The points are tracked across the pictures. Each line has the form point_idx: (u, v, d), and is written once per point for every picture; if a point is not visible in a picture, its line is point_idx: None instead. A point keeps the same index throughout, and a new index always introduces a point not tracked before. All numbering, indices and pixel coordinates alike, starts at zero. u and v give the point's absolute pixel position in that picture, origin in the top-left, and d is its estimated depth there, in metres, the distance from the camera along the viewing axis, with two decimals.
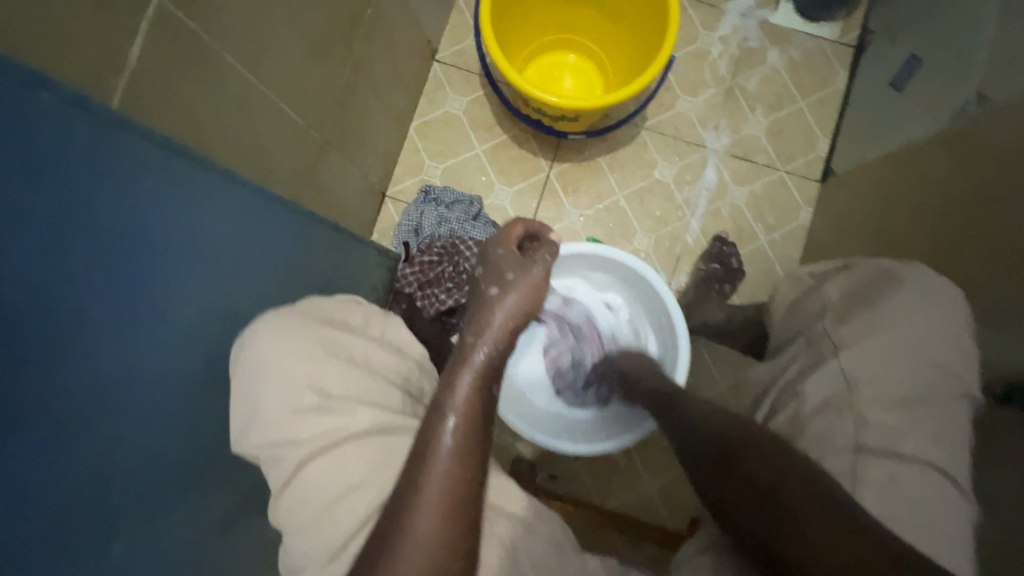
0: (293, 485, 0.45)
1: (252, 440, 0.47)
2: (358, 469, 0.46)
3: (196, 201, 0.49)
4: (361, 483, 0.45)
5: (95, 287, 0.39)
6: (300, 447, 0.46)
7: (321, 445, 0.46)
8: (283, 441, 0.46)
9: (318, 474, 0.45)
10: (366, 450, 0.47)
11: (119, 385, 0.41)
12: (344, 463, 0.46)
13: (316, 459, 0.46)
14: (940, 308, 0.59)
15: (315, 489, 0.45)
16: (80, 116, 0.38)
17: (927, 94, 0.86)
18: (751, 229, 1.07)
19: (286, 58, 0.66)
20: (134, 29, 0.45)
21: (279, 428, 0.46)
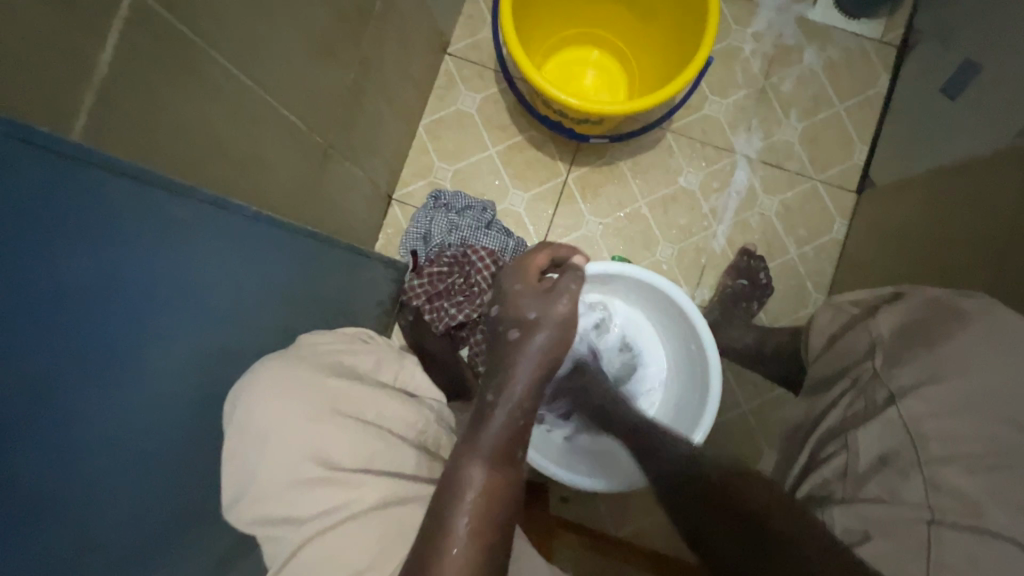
0: (291, 567, 0.43)
1: (247, 513, 0.44)
2: (365, 553, 0.43)
3: (192, 240, 0.44)
4: (368, 569, 0.42)
5: (77, 352, 0.35)
6: (302, 524, 0.44)
7: (323, 521, 0.44)
8: (278, 519, 0.44)
9: (322, 558, 0.42)
10: (372, 528, 0.44)
11: (104, 450, 0.38)
12: (350, 545, 0.43)
13: (319, 539, 0.43)
14: (1007, 363, 0.53)
15: (317, 574, 0.42)
16: (66, 164, 0.33)
17: (981, 103, 0.79)
18: (781, 243, 1.01)
19: (288, 58, 0.57)
20: (107, 30, 0.37)
21: (274, 504, 0.44)
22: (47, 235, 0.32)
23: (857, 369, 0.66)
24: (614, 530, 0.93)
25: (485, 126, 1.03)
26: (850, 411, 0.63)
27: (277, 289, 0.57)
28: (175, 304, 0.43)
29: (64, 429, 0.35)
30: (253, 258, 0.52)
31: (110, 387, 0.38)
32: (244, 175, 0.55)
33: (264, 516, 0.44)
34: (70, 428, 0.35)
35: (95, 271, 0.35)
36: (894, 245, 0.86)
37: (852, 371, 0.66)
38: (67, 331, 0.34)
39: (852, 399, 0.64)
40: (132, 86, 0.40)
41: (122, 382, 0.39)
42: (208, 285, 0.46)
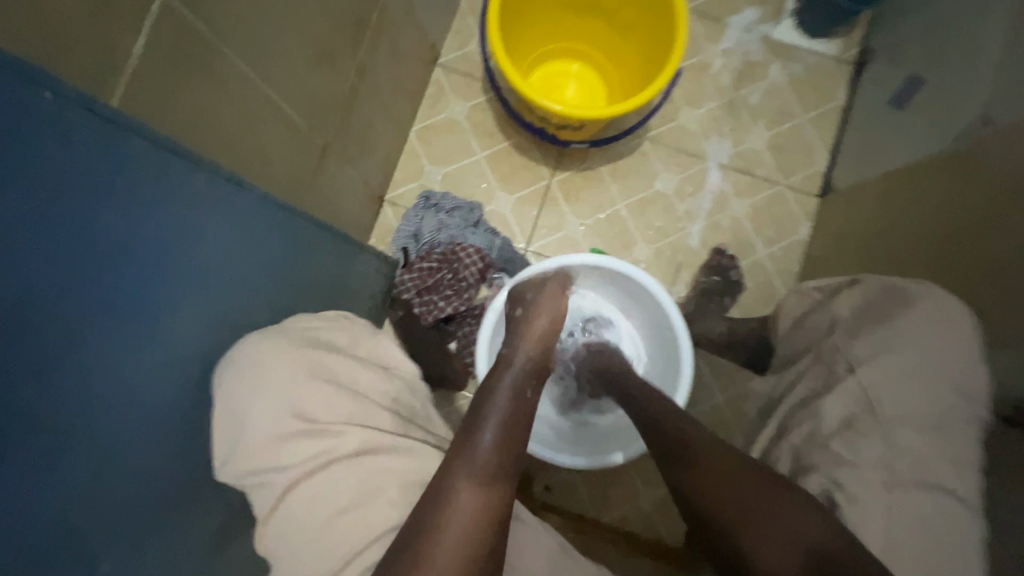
0: (279, 510, 0.49)
1: (234, 468, 0.49)
2: (341, 497, 0.50)
3: (199, 214, 0.49)
4: (347, 509, 0.49)
5: (98, 300, 0.40)
6: (284, 472, 0.50)
7: (307, 467, 0.50)
8: (265, 470, 0.49)
9: (304, 499, 0.49)
10: (346, 476, 0.50)
11: (114, 401, 0.42)
12: (330, 490, 0.50)
13: (302, 484, 0.49)
14: (946, 337, 0.58)
15: (302, 515, 0.49)
16: (104, 126, 0.39)
17: (923, 114, 0.86)
18: (751, 243, 1.07)
19: (291, 62, 0.62)
20: (137, 28, 0.41)
21: (260, 459, 0.49)
22: (86, 191, 0.38)
23: (819, 346, 0.68)
24: (597, 515, 0.97)
25: (473, 133, 1.09)
26: (816, 383, 0.65)
27: (276, 269, 0.61)
28: (184, 267, 0.48)
29: (85, 369, 0.40)
30: (255, 237, 0.57)
31: (122, 335, 0.42)
32: (251, 166, 0.60)
33: (253, 469, 0.49)
34: (92, 367, 0.40)
35: (121, 226, 0.41)
36: (851, 244, 0.93)
37: (816, 348, 0.68)
38: (92, 278, 0.39)
39: (818, 376, 0.65)
40: (156, 79, 0.44)
41: (133, 332, 0.43)
42: (213, 255, 0.51)
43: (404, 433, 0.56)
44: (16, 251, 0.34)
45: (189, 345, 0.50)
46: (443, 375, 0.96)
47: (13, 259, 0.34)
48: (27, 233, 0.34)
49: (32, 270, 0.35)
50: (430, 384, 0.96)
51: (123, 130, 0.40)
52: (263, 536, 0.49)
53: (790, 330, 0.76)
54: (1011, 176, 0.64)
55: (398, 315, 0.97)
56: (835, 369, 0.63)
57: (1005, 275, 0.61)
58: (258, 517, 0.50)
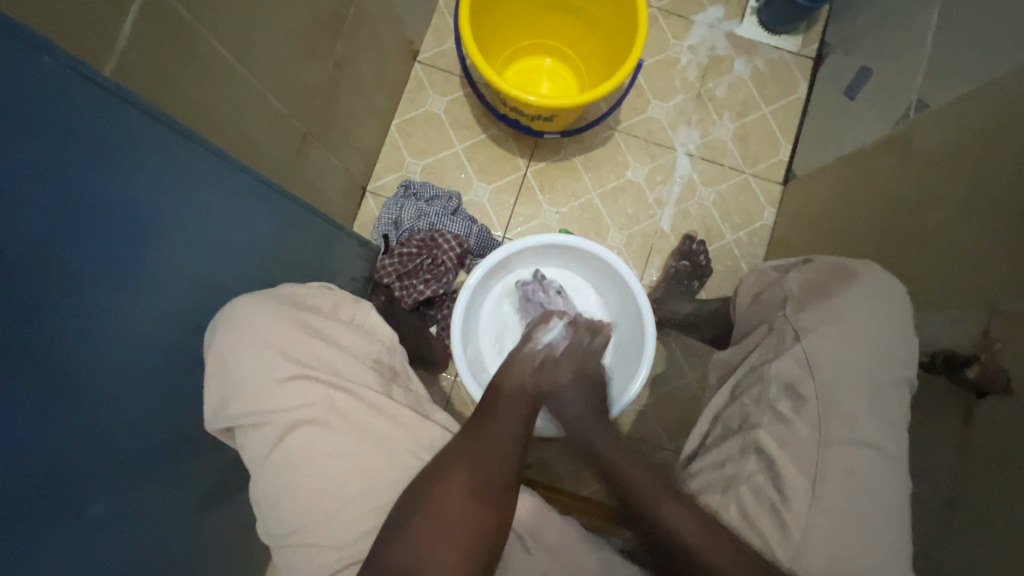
0: (278, 447, 0.52)
1: (231, 410, 0.53)
2: (340, 440, 0.53)
3: (189, 182, 0.52)
4: (343, 449, 0.53)
5: (94, 250, 0.43)
6: (280, 414, 0.53)
7: (299, 412, 0.53)
8: (261, 413, 0.53)
9: (301, 439, 0.53)
10: (339, 419, 0.54)
11: (105, 351, 0.46)
12: (329, 434, 0.53)
13: (299, 425, 0.53)
14: (883, 300, 0.62)
15: (298, 453, 0.52)
16: (107, 99, 0.42)
17: (872, 102, 0.92)
18: (718, 228, 1.12)
19: (272, 50, 0.66)
20: (125, 11, 0.45)
21: (255, 401, 0.53)
22: (89, 151, 0.41)
23: (772, 319, 0.70)
24: (575, 490, 1.01)
25: (452, 126, 1.13)
26: (765, 352, 0.67)
27: (262, 240, 0.66)
28: (175, 228, 0.51)
29: (83, 317, 0.44)
30: (243, 208, 0.61)
31: (115, 288, 0.46)
32: (235, 145, 0.64)
33: (248, 412, 0.53)
34: (87, 315, 0.44)
35: (116, 186, 0.44)
36: (809, 225, 0.98)
37: (769, 322, 0.71)
38: (91, 230, 0.43)
39: (767, 348, 0.67)
40: (144, 59, 0.48)
41: (126, 288, 0.47)
42: (203, 219, 0.55)
43: (388, 388, 0.60)
44: (30, 202, 0.37)
45: (177, 308, 0.54)
46: (422, 355, 0.98)
47: (23, 209, 0.37)
48: (30, 182, 0.37)
49: (33, 217, 0.38)
50: (410, 364, 0.99)
51: (128, 104, 0.44)
52: (258, 480, 0.53)
53: (749, 306, 0.78)
54: (943, 153, 0.69)
55: (378, 299, 1.00)
56: (784, 339, 0.65)
57: (937, 244, 0.66)
58: (250, 459, 0.53)
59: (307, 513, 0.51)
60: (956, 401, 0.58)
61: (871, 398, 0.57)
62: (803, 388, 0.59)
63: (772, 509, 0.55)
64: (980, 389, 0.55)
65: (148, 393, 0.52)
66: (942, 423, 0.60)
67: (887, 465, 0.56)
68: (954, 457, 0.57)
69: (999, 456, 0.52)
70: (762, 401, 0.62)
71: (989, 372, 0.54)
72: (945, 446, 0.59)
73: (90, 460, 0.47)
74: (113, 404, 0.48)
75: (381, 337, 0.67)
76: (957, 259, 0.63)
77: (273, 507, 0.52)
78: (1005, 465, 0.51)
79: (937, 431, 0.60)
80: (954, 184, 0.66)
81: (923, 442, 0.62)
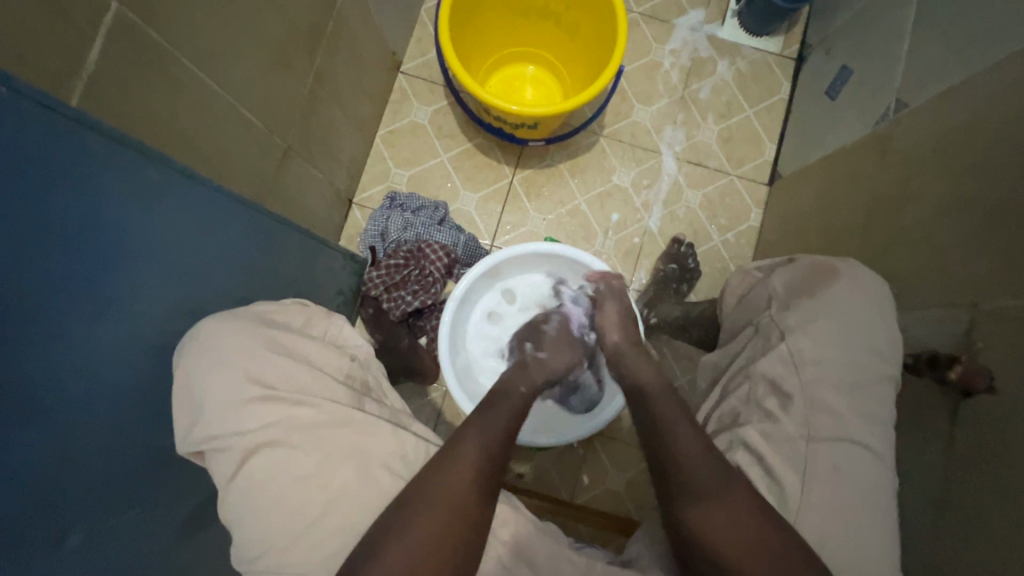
0: (242, 470, 0.52)
1: (196, 435, 0.52)
2: (309, 461, 0.53)
3: (157, 201, 0.51)
4: (312, 471, 0.52)
5: (61, 272, 0.42)
6: (244, 437, 0.53)
7: (265, 434, 0.53)
8: (224, 436, 0.52)
9: (267, 461, 0.52)
10: (307, 440, 0.54)
11: (80, 377, 0.45)
12: (297, 456, 0.53)
13: (264, 448, 0.52)
14: (867, 300, 0.62)
15: (264, 476, 0.52)
16: (65, 123, 0.41)
17: (853, 101, 0.92)
18: (706, 231, 1.12)
19: (245, 67, 0.65)
20: (91, 34, 0.45)
21: (218, 423, 0.52)
22: (53, 174, 0.40)
23: (758, 320, 0.70)
24: (570, 497, 1.00)
25: (437, 135, 1.13)
26: (752, 353, 0.66)
27: (238, 256, 0.65)
28: (145, 248, 0.50)
29: (56, 343, 0.43)
30: (216, 225, 0.60)
31: (84, 312, 0.45)
32: (206, 162, 0.63)
33: (212, 436, 0.52)
34: (55, 340, 0.43)
35: (79, 206, 0.43)
36: (795, 226, 0.98)
37: (756, 322, 0.70)
38: (58, 254, 0.42)
39: (755, 348, 0.66)
40: (110, 81, 0.48)
41: (96, 311, 0.46)
42: (174, 238, 0.54)
43: (360, 404, 0.60)
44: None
45: (152, 328, 0.53)
46: (409, 367, 0.99)
47: None
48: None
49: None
50: (397, 377, 0.99)
51: (92, 126, 0.44)
52: (226, 501, 0.52)
53: (734, 309, 0.78)
54: (924, 152, 0.69)
55: (367, 312, 1.01)
56: (770, 339, 0.64)
57: (920, 243, 0.67)
58: (217, 482, 0.53)
59: (277, 535, 0.50)
60: (941, 399, 0.58)
61: (853, 395, 0.58)
62: (786, 387, 0.59)
63: None
64: (964, 388, 0.54)
65: (128, 415, 0.51)
66: (928, 422, 0.60)
67: (874, 465, 0.55)
68: (942, 455, 0.57)
69: (985, 454, 0.52)
70: (750, 399, 0.62)
71: (972, 369, 0.54)
72: (930, 445, 0.59)
73: (71, 488, 0.46)
74: (93, 428, 0.47)
75: (349, 352, 0.67)
76: (938, 257, 0.63)
77: (245, 529, 0.51)
78: (991, 463, 0.51)
79: (923, 431, 0.60)
80: (934, 183, 0.66)
81: (910, 441, 0.62)
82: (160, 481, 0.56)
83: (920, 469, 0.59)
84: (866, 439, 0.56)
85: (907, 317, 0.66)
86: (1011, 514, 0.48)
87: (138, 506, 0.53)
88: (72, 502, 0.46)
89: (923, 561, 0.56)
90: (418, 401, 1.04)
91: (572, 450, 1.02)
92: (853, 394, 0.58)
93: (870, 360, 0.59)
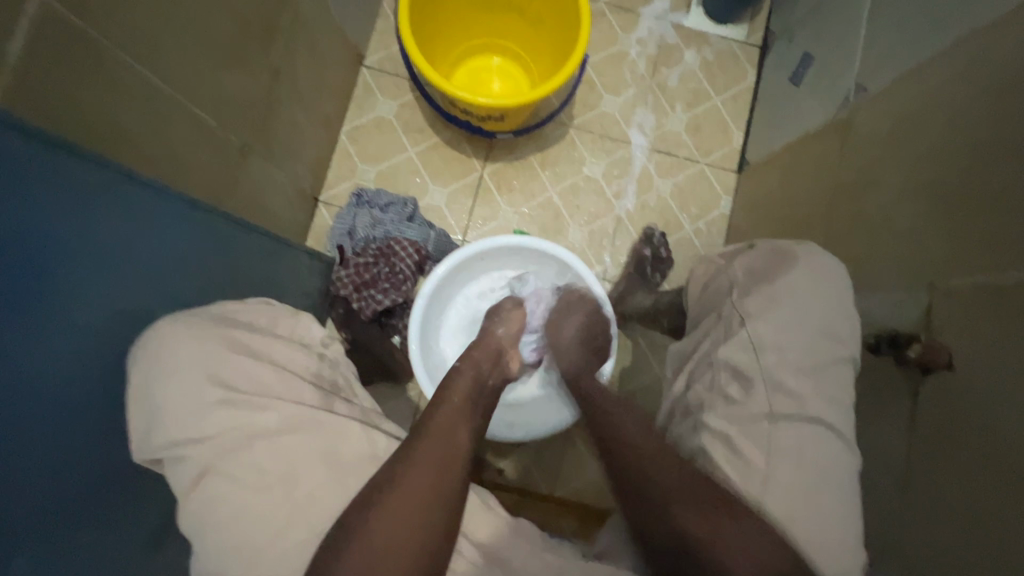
0: (200, 480, 0.50)
1: (154, 443, 0.51)
2: (273, 467, 0.51)
3: (97, 204, 0.48)
4: (274, 481, 0.51)
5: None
6: (202, 444, 0.51)
7: (228, 438, 0.51)
8: (184, 443, 0.51)
9: (228, 468, 0.50)
10: (273, 445, 0.52)
11: (18, 393, 0.43)
12: (259, 462, 0.51)
13: (222, 456, 0.51)
14: (828, 285, 0.63)
15: (224, 485, 0.50)
16: None
17: (816, 87, 0.93)
18: (677, 220, 1.12)
19: (193, 62, 0.62)
20: (14, 28, 0.42)
21: (177, 428, 0.50)
22: None
23: (721, 306, 0.70)
24: (550, 491, 1.00)
25: (404, 130, 1.11)
26: (716, 340, 0.66)
27: (193, 257, 0.63)
28: (87, 254, 0.48)
29: None
30: (164, 228, 0.58)
31: (16, 327, 0.42)
32: (153, 162, 0.60)
33: (170, 443, 0.51)
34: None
35: (7, 211, 0.40)
36: (762, 212, 0.99)
37: (718, 309, 0.71)
38: None
39: (718, 336, 0.66)
40: (40, 78, 0.45)
41: (30, 325, 0.43)
42: (117, 244, 0.51)
43: (328, 404, 0.58)
44: None
45: (98, 337, 0.51)
46: (383, 365, 0.98)
47: None
48: None
49: None
50: (368, 377, 0.97)
51: (17, 123, 0.41)
52: (186, 514, 0.50)
53: (699, 294, 0.79)
54: (884, 134, 0.70)
55: (337, 313, 0.99)
56: (731, 327, 0.64)
57: (880, 226, 0.68)
58: (176, 492, 0.51)
59: (240, 546, 0.49)
60: (902, 377, 0.59)
61: (817, 378, 0.58)
62: (757, 371, 0.59)
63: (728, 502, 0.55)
64: (923, 366, 0.55)
65: (74, 433, 0.49)
66: (891, 400, 0.61)
67: (839, 448, 0.56)
68: (904, 433, 0.58)
69: (945, 430, 0.53)
70: (713, 388, 0.62)
71: (930, 345, 0.55)
72: (893, 422, 0.60)
73: (13, 513, 0.43)
74: (35, 449, 0.45)
75: (317, 350, 0.65)
76: (899, 238, 0.64)
77: (202, 544, 0.49)
78: (951, 442, 0.52)
79: (886, 409, 0.61)
80: (895, 166, 0.67)
81: (873, 421, 0.63)
82: (115, 497, 0.54)
83: (883, 447, 0.61)
84: (833, 420, 0.57)
85: (870, 298, 0.67)
86: (971, 494, 0.49)
87: (87, 523, 0.51)
88: (16, 529, 0.44)
89: (888, 538, 0.57)
90: (392, 401, 1.02)
91: (551, 444, 1.02)
92: (817, 377, 0.58)
93: (832, 342, 0.60)
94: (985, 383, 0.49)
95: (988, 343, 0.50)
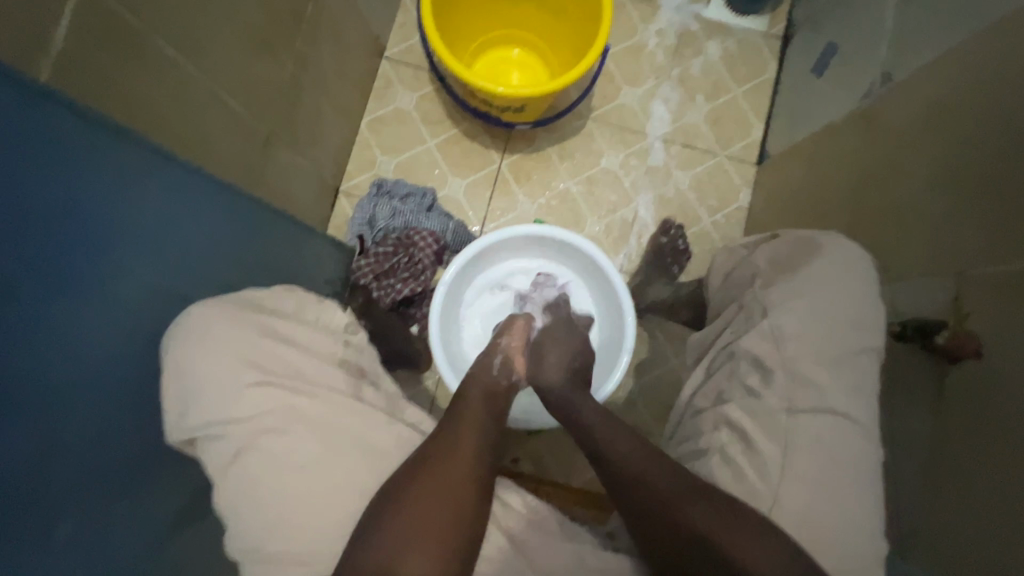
0: (236, 460, 0.51)
1: (188, 424, 0.52)
2: (306, 450, 0.52)
3: (132, 184, 0.50)
4: (310, 461, 0.52)
5: (33, 265, 0.41)
6: (238, 424, 0.52)
7: (262, 419, 0.53)
8: (217, 423, 0.52)
9: (266, 447, 0.52)
10: (306, 426, 0.53)
11: (58, 366, 0.44)
12: (293, 442, 0.52)
13: (257, 436, 0.52)
14: (853, 273, 0.62)
15: (259, 464, 0.51)
16: (36, 100, 0.40)
17: (841, 76, 0.92)
18: (695, 213, 1.12)
19: (223, 51, 0.64)
20: (56, 12, 0.44)
21: (215, 410, 0.52)
22: (29, 159, 0.40)
23: (743, 296, 0.70)
24: (566, 481, 1.00)
25: (423, 121, 1.12)
26: (737, 329, 0.67)
27: (223, 244, 0.64)
28: (125, 234, 0.50)
29: (34, 330, 0.42)
30: (196, 209, 0.59)
31: (59, 300, 0.44)
32: (186, 147, 0.62)
33: (207, 424, 0.52)
34: (30, 332, 0.42)
35: (56, 189, 0.42)
36: (783, 204, 0.98)
37: (740, 299, 0.70)
38: (34, 240, 0.41)
39: (738, 325, 0.67)
40: (84, 62, 0.47)
41: (73, 300, 0.45)
42: (154, 224, 0.53)
43: (358, 389, 0.60)
44: None
45: (132, 317, 0.52)
46: (402, 354, 0.98)
47: None
48: None
49: None
50: (389, 366, 0.97)
51: (61, 102, 0.43)
52: (221, 490, 0.52)
53: (722, 285, 0.78)
54: (911, 123, 0.69)
55: (356, 301, 0.97)
56: (753, 316, 0.65)
57: (906, 217, 0.67)
58: (212, 470, 0.52)
59: (268, 522, 0.50)
60: (928, 366, 0.59)
61: (841, 366, 0.58)
62: (773, 364, 0.59)
63: (749, 486, 0.55)
64: (950, 355, 0.56)
65: (109, 411, 0.50)
66: (916, 392, 0.60)
67: (863, 437, 0.56)
68: (929, 426, 0.57)
69: (971, 419, 0.52)
70: (737, 380, 0.62)
71: (959, 336, 0.55)
72: (917, 412, 0.59)
73: (52, 485, 0.45)
74: (75, 422, 0.47)
75: (343, 337, 0.66)
76: (928, 227, 0.63)
77: (236, 519, 0.51)
78: (978, 432, 0.51)
79: (909, 400, 0.61)
80: (921, 154, 0.66)
81: (896, 413, 0.63)
82: (146, 473, 0.55)
83: (908, 439, 0.60)
84: (854, 412, 0.56)
85: (894, 289, 0.67)
86: (998, 484, 0.48)
87: (122, 493, 0.53)
88: (57, 498, 0.46)
89: (913, 530, 0.57)
90: (410, 390, 1.03)
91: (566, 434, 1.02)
92: (843, 365, 0.58)
93: (858, 332, 0.60)
94: (1012, 370, 0.49)
95: (1020, 330, 0.49)
